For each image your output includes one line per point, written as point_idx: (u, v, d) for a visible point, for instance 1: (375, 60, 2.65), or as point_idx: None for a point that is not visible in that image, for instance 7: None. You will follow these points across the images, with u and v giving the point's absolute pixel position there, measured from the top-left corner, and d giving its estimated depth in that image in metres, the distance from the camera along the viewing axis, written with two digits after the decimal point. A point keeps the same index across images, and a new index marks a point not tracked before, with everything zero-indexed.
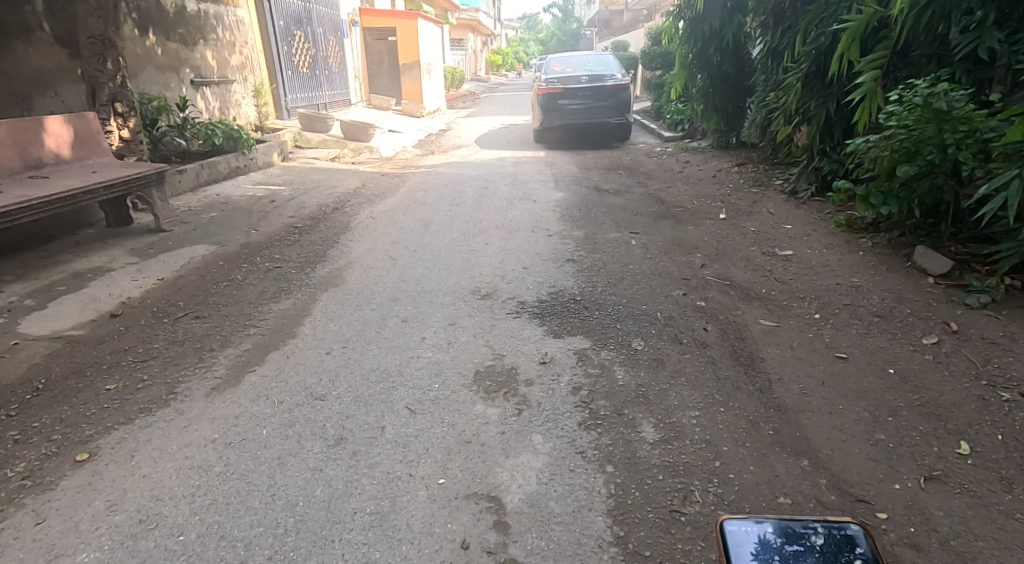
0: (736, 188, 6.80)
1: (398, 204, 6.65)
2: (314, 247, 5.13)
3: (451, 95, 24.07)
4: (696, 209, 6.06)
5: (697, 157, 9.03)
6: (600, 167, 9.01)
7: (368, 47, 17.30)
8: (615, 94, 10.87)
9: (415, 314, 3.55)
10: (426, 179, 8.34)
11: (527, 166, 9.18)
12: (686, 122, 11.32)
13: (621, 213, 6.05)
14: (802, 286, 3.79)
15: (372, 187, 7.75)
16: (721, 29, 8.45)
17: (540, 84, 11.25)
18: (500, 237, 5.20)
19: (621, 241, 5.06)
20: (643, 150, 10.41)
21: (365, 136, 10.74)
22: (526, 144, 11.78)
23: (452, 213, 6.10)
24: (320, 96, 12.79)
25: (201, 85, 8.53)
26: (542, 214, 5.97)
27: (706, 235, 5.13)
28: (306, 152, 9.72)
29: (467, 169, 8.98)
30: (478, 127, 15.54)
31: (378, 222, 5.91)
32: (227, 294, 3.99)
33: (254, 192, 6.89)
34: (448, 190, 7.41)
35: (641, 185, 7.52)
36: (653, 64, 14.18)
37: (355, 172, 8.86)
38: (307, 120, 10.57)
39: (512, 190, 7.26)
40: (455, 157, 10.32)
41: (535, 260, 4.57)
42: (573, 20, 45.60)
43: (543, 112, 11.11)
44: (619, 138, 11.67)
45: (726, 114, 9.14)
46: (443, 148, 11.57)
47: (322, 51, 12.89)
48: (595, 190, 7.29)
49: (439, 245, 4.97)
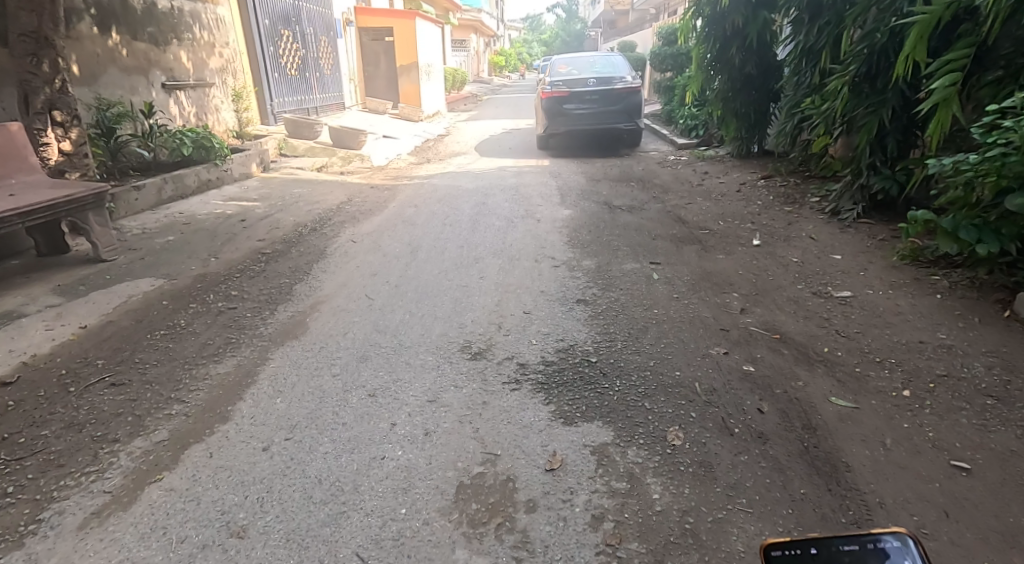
0: (765, 205, 6.05)
1: (386, 224, 5.93)
2: (281, 280, 4.40)
3: (452, 97, 23.33)
4: (722, 232, 5.31)
5: (716, 168, 8.28)
6: (610, 178, 8.26)
7: (364, 47, 16.56)
8: (625, 98, 10.13)
9: (390, 383, 2.81)
10: (419, 192, 7.61)
11: (530, 176, 8.44)
12: (699, 128, 10.56)
13: (637, 236, 5.30)
14: (873, 342, 3.04)
15: (359, 202, 7.02)
16: (744, 27, 7.69)
17: (545, 87, 10.48)
18: (498, 267, 4.47)
19: (638, 274, 4.32)
20: (655, 158, 9.67)
21: (355, 143, 10.02)
22: (529, 151, 11.03)
23: (445, 236, 5.37)
24: (309, 99, 12.06)
25: (174, 89, 7.81)
26: (547, 237, 5.23)
27: (739, 267, 4.38)
28: (290, 161, 9.00)
29: (465, 181, 8.25)
30: (478, 131, 14.81)
31: (360, 247, 5.18)
32: (161, 348, 3.26)
33: (224, 209, 6.17)
34: (443, 206, 6.67)
35: (656, 201, 6.77)
36: (664, 65, 13.45)
37: (343, 183, 8.14)
38: (293, 127, 9.85)
39: (513, 206, 6.51)
40: (453, 166, 9.58)
41: (538, 301, 3.82)
42: (577, 20, 44.85)
43: (547, 118, 10.34)
44: (628, 145, 10.93)
45: (748, 121, 8.37)
46: (439, 156, 10.83)
47: (313, 52, 12.16)
48: (606, 206, 6.55)
49: (426, 279, 4.23)
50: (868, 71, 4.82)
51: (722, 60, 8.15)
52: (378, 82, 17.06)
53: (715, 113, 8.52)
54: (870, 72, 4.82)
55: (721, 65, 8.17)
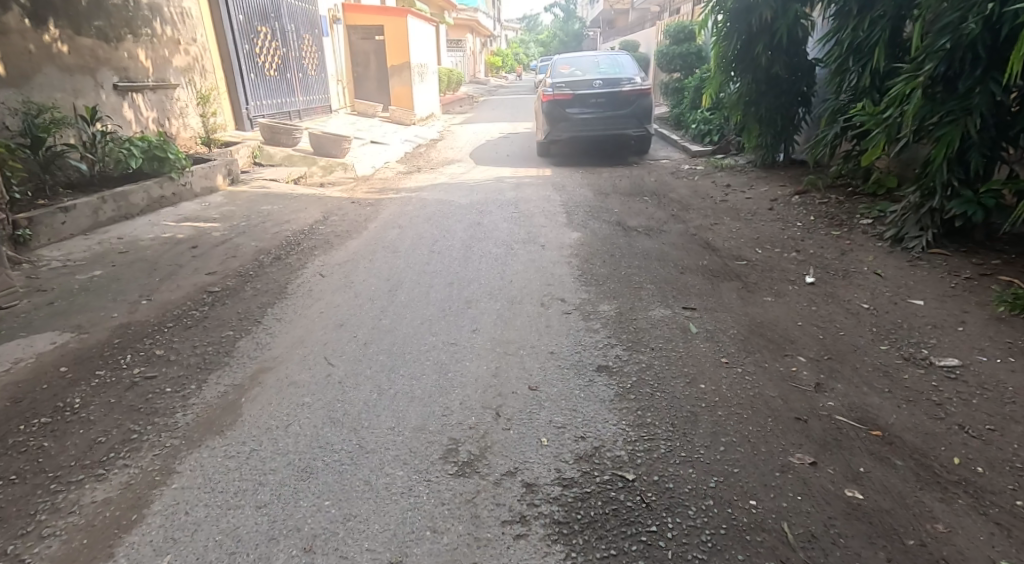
0: (808, 229, 5.19)
1: (362, 251, 5.05)
2: (223, 331, 3.51)
3: (447, 99, 22.42)
4: (764, 265, 4.45)
5: (738, 181, 7.41)
6: (620, 191, 7.39)
7: (353, 46, 15.66)
8: (634, 101, 9.27)
9: (340, 526, 1.95)
10: (406, 209, 6.72)
11: (530, 189, 7.57)
12: (714, 133, 9.73)
13: (661, 270, 4.43)
14: (1022, 453, 2.18)
15: (336, 221, 6.15)
16: (772, 21, 6.85)
17: (546, 88, 9.60)
18: (495, 317, 3.60)
19: (670, 326, 3.45)
20: (668, 167, 8.81)
21: (339, 151, 9.15)
22: (528, 159, 10.16)
23: (432, 268, 4.50)
24: (290, 102, 11.16)
25: (128, 91, 6.91)
26: (553, 271, 4.36)
27: (795, 316, 3.52)
28: (264, 172, 8.12)
29: (457, 194, 7.38)
30: (474, 136, 13.94)
31: (330, 282, 4.31)
32: (31, 450, 2.37)
33: (175, 232, 5.28)
34: (431, 227, 5.80)
35: (678, 221, 5.90)
36: (672, 65, 12.63)
37: (321, 197, 7.26)
38: (270, 133, 8.96)
39: (512, 227, 5.64)
40: (445, 177, 8.72)
41: (549, 370, 2.95)
42: (575, 19, 44.12)
43: (549, 122, 9.46)
44: (637, 153, 10.07)
45: (774, 127, 7.51)
46: (431, 164, 9.95)
47: (294, 51, 11.27)
48: (619, 227, 5.68)
49: (404, 334, 3.35)
50: (946, 70, 3.99)
51: (746, 58, 7.33)
52: (369, 83, 16.15)
53: (735, 118, 7.70)
54: (949, 71, 3.99)
55: (744, 64, 7.35)
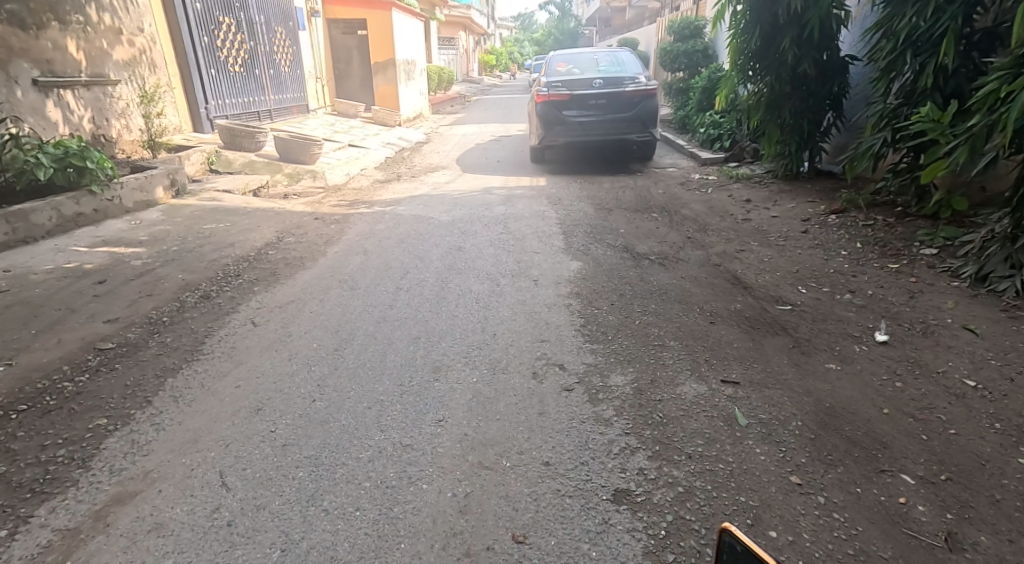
0: (856, 261, 4.29)
1: (313, 288, 4.10)
2: (92, 417, 2.56)
3: (437, 99, 21.51)
4: (813, 311, 3.53)
5: (758, 195, 6.51)
6: (624, 207, 6.50)
7: (335, 42, 14.68)
8: (638, 104, 8.36)
9: None
10: (377, 227, 5.79)
11: (522, 204, 6.66)
12: (725, 138, 8.85)
13: (683, 319, 3.53)
14: None
15: (292, 243, 5.23)
16: (801, 12, 5.96)
17: (539, 89, 8.67)
18: (470, 400, 2.66)
19: (707, 417, 2.52)
20: (675, 178, 7.92)
21: (309, 158, 8.23)
22: (520, 166, 9.25)
23: (396, 315, 3.57)
24: (257, 101, 10.18)
25: (53, 87, 5.93)
26: (547, 323, 3.45)
27: (876, 397, 2.60)
28: (219, 181, 7.18)
29: (438, 210, 6.46)
30: (462, 139, 12.98)
31: (262, 334, 3.36)
32: None
33: (84, 260, 4.34)
34: (402, 253, 4.87)
35: (696, 247, 5.00)
36: (676, 64, 11.76)
37: (280, 211, 6.32)
38: (229, 136, 8.00)
39: (497, 255, 4.74)
40: (427, 187, 7.80)
41: (542, 503, 2.03)
42: (571, 18, 43.31)
43: (543, 126, 8.54)
44: (640, 160, 9.17)
45: (800, 133, 6.61)
46: (413, 172, 9.03)
47: (263, 45, 10.33)
48: (626, 256, 4.77)
49: (342, 430, 2.41)
50: None
51: (768, 55, 6.45)
52: (352, 81, 15.18)
53: (753, 121, 6.86)
54: None
55: (765, 61, 6.49)
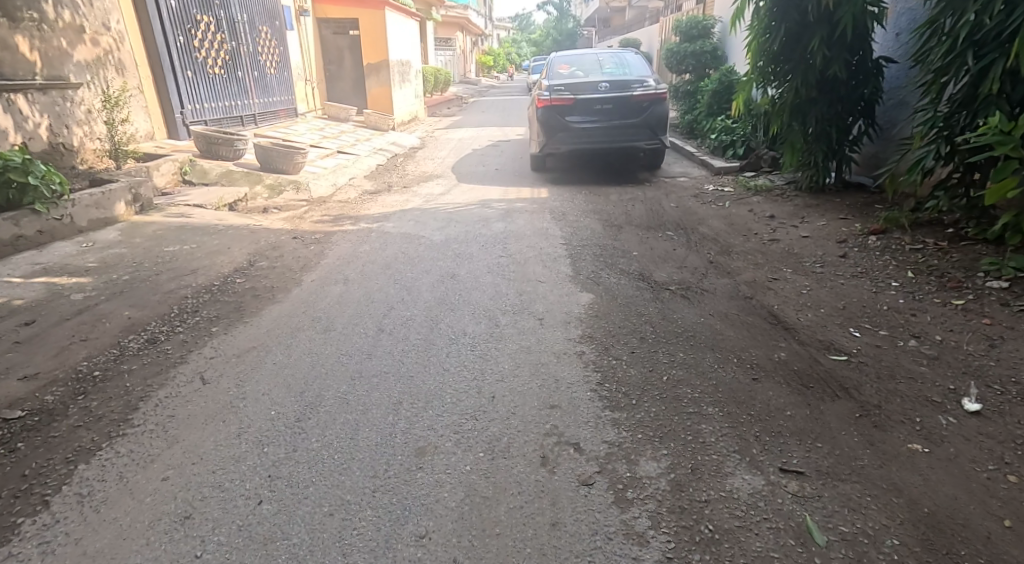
0: (910, 294, 3.73)
1: (280, 329, 3.51)
2: None
3: (434, 101, 20.93)
4: (875, 365, 2.95)
5: (782, 210, 5.93)
6: (634, 223, 5.92)
7: (325, 42, 14.07)
8: (647, 108, 7.78)
9: None
10: (360, 249, 5.19)
11: (523, 220, 6.07)
12: (738, 146, 8.30)
13: (719, 373, 2.95)
14: None
15: (264, 270, 4.64)
16: (832, 9, 5.38)
17: (540, 92, 8.07)
18: (461, 503, 2.09)
19: (771, 530, 1.95)
20: (687, 189, 7.36)
21: (292, 168, 7.65)
22: (520, 175, 8.67)
23: (374, 370, 2.99)
24: (239, 106, 9.59)
25: (2, 92, 5.33)
26: (556, 382, 2.86)
27: (987, 499, 2.03)
28: (191, 193, 6.57)
29: (430, 227, 5.87)
30: (459, 144, 12.41)
31: (210, 394, 2.76)
32: None
33: (16, 295, 3.74)
34: (387, 282, 4.28)
35: (720, 275, 4.40)
36: (683, 66, 11.22)
37: (256, 229, 5.73)
38: (204, 143, 7.42)
39: (495, 286, 4.15)
40: (419, 200, 7.21)
41: None
42: (569, 18, 42.76)
43: (545, 132, 7.96)
44: (647, 168, 8.58)
45: (828, 141, 6.04)
46: (405, 181, 8.45)
47: (245, 45, 9.76)
48: (644, 286, 4.18)
49: (293, 556, 1.85)
50: None
51: (793, 56, 5.89)
52: (343, 83, 14.57)
53: (775, 128, 6.31)
54: None
55: (789, 62, 5.94)
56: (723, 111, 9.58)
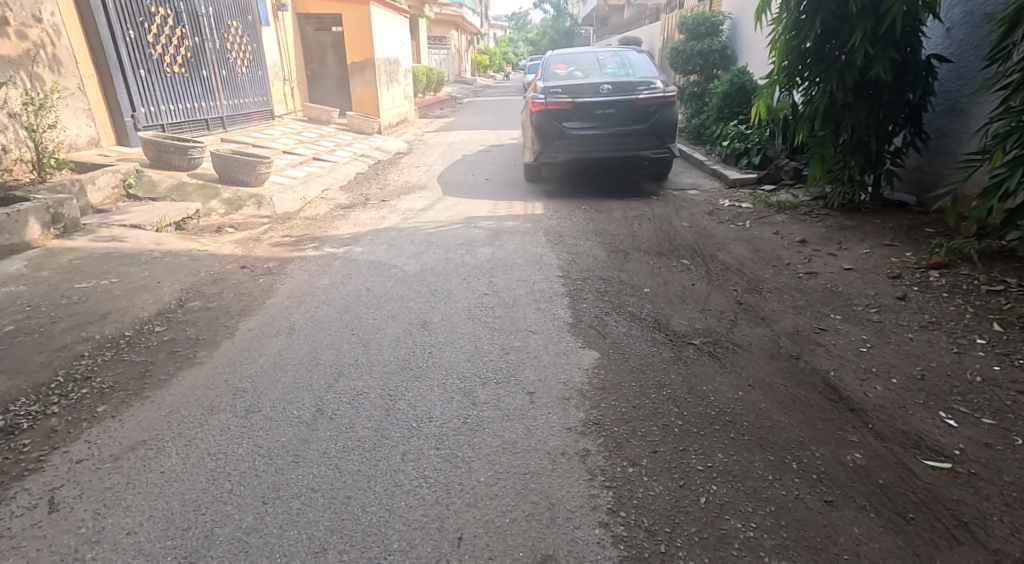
0: (1007, 357, 2.91)
1: (188, 407, 2.68)
2: None
3: (426, 102, 20.07)
4: (996, 482, 2.12)
5: (812, 233, 5.13)
6: (641, 248, 5.11)
7: (307, 39, 13.23)
8: (654, 113, 6.96)
9: None
10: (319, 282, 4.37)
11: (513, 244, 5.25)
12: (755, 155, 7.51)
13: (777, 492, 2.13)
14: None
15: (194, 313, 3.80)
16: None
17: (534, 94, 7.24)
18: None
19: None
20: (699, 205, 6.55)
21: (255, 179, 6.82)
22: (511, 186, 7.85)
23: (300, 483, 2.17)
24: (203, 108, 8.75)
25: None
26: (550, 510, 2.06)
27: None
28: (132, 210, 5.72)
29: (405, 253, 5.04)
30: (449, 149, 11.58)
31: (56, 531, 1.94)
32: None
33: None
34: (341, 333, 3.46)
35: (752, 323, 3.57)
36: (690, 66, 10.41)
37: (200, 255, 4.90)
38: (154, 151, 6.57)
39: (475, 340, 3.34)
40: (397, 216, 6.38)
41: None
42: (566, 17, 41.91)
43: (539, 140, 7.14)
44: (653, 179, 7.78)
45: (866, 153, 5.24)
46: (384, 193, 7.63)
47: (211, 42, 8.96)
48: (660, 339, 3.37)
49: None
50: None
51: (828, 55, 5.09)
52: (327, 83, 13.73)
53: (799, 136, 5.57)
54: None
55: (820, 62, 5.17)
56: (735, 115, 8.78)
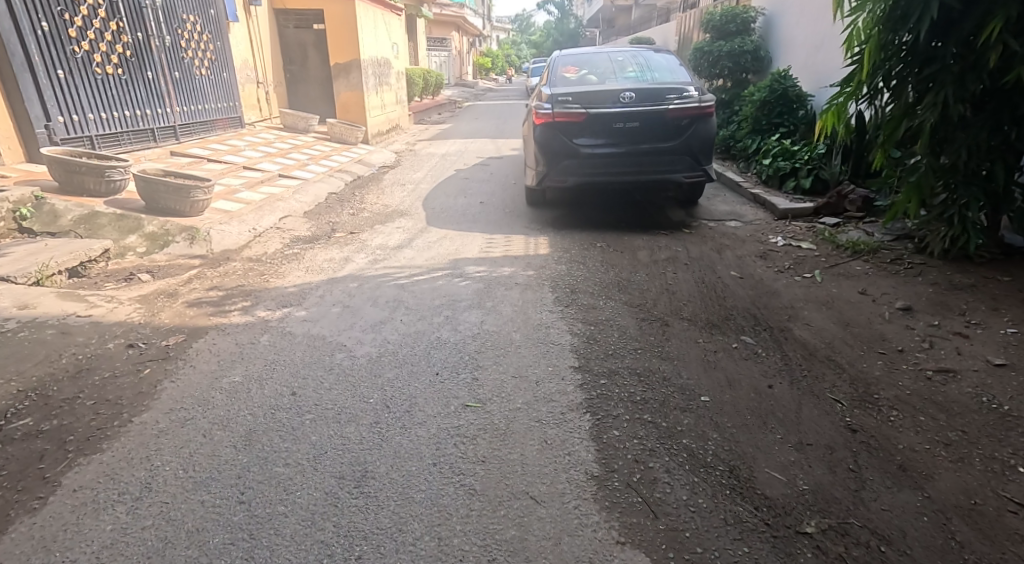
0: None
1: None
2: None
3: (422, 105, 18.79)
4: None
5: (915, 295, 3.79)
6: (681, 316, 3.79)
7: (286, 38, 11.95)
8: (688, 128, 5.63)
9: None
10: (227, 376, 3.04)
11: (509, 308, 3.91)
12: (807, 178, 6.21)
13: None
14: None
15: (10, 443, 2.46)
16: None
17: (538, 104, 5.90)
18: None
19: None
20: (744, 244, 5.22)
21: (191, 209, 5.50)
22: (509, 212, 6.52)
23: None
24: (145, 116, 7.45)
25: None
26: None
27: None
28: (12, 251, 4.41)
29: (363, 321, 3.70)
30: (443, 161, 10.28)
31: None
32: None
33: None
34: (223, 501, 2.13)
35: (893, 481, 2.21)
36: (717, 70, 9.10)
37: (76, 323, 3.56)
38: (62, 172, 5.26)
39: (439, 527, 2.02)
40: (364, 256, 5.07)
41: None
42: (571, 18, 40.66)
43: (542, 159, 5.81)
44: (681, 206, 6.45)
45: (979, 180, 4.00)
46: (355, 221, 6.31)
47: (159, 38, 7.66)
48: (750, 525, 2.03)
49: None
50: None
51: (938, 54, 3.79)
52: (309, 87, 12.43)
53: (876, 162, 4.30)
54: None
55: (926, 63, 3.86)
56: (775, 128, 7.47)
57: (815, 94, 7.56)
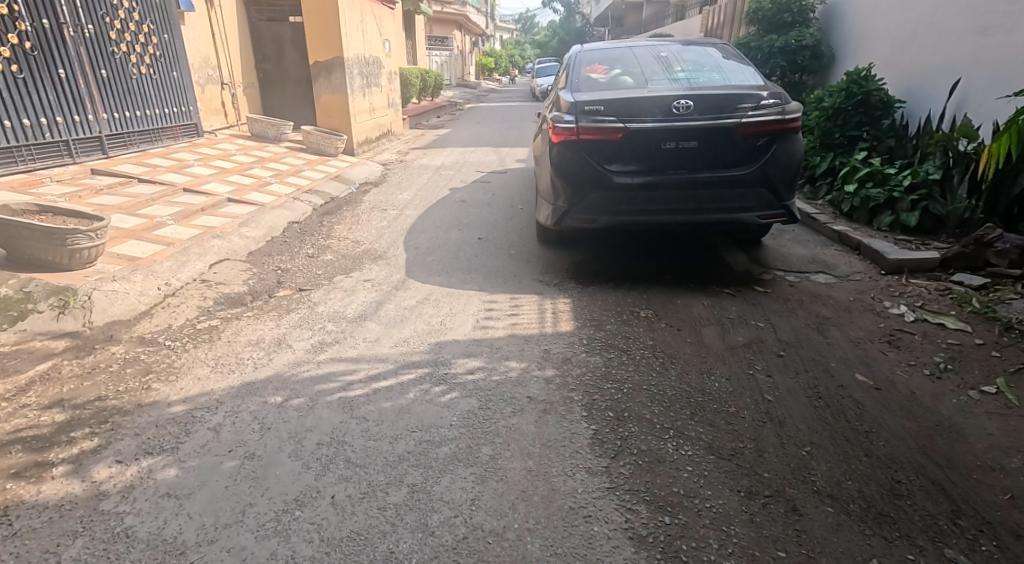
0: None
1: None
2: None
3: (420, 108, 17.22)
4: None
5: None
6: (817, 487, 2.21)
7: (259, 32, 10.41)
8: (766, 149, 4.05)
9: None
10: None
11: (519, 465, 2.33)
12: (915, 214, 4.64)
13: None
14: None
15: None
16: None
17: (554, 115, 4.30)
18: None
19: None
20: (852, 317, 3.64)
21: (72, 260, 3.92)
22: (517, 254, 4.93)
23: None
24: (50, 123, 5.87)
25: None
26: None
27: None
28: None
29: (264, 501, 2.13)
30: (438, 176, 8.70)
31: None
32: None
33: None
34: None
35: None
36: (768, 69, 7.54)
37: None
38: None
39: None
40: (308, 336, 3.50)
41: None
42: (579, 17, 39.06)
43: (563, 190, 4.22)
44: (744, 250, 4.86)
45: None
46: (312, 267, 4.76)
47: (75, 28, 6.13)
48: None
49: None
50: None
51: None
52: (286, 88, 10.86)
53: None
54: None
55: None
56: (852, 143, 5.88)
57: (904, 99, 5.93)
